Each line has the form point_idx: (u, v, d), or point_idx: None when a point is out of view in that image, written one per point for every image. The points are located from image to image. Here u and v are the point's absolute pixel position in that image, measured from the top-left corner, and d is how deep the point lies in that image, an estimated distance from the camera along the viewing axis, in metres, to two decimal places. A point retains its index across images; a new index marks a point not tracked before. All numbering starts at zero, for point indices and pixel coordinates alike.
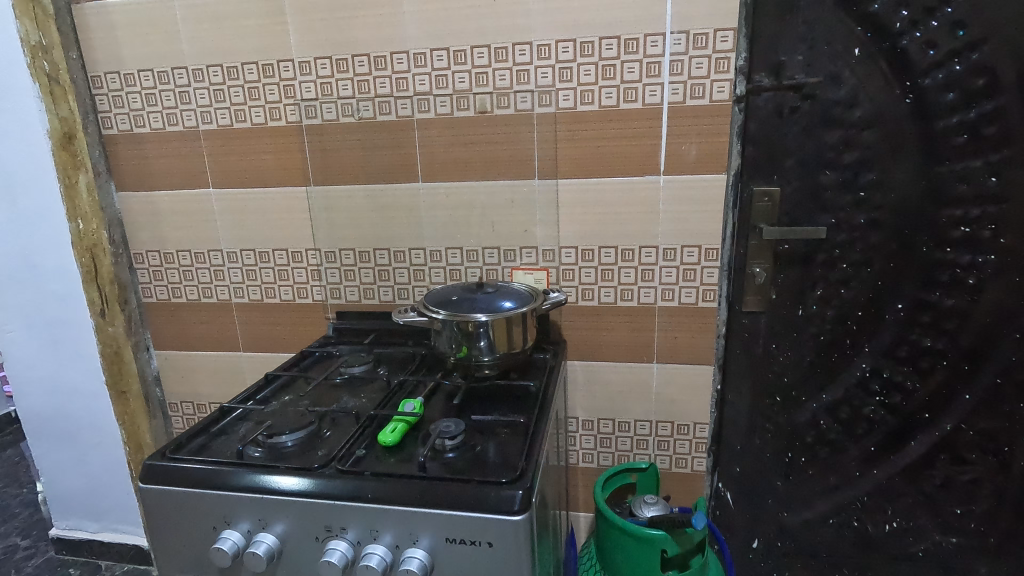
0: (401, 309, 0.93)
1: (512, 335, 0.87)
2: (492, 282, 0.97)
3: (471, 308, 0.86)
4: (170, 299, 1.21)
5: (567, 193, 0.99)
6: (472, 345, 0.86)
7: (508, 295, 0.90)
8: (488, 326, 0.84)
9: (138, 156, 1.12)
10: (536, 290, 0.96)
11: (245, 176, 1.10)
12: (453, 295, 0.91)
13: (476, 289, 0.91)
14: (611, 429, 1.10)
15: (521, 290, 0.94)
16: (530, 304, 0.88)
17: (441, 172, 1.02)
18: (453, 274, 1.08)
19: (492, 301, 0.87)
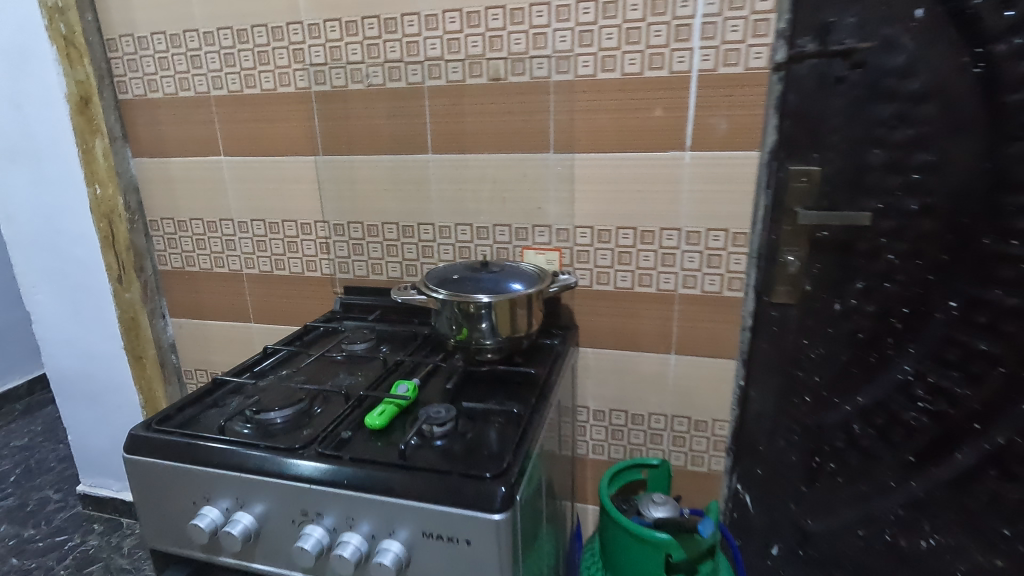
0: (402, 287, 0.88)
1: (517, 318, 0.81)
2: (499, 262, 0.91)
3: (474, 289, 0.81)
4: (184, 268, 1.20)
5: (584, 169, 0.93)
6: (474, 328, 0.81)
7: (515, 277, 0.85)
8: (491, 307, 0.79)
9: (152, 122, 1.11)
10: (547, 271, 0.90)
11: (255, 144, 1.07)
12: (455, 275, 0.86)
13: (480, 269, 0.86)
14: (624, 421, 1.04)
15: (531, 271, 0.88)
16: (538, 286, 0.82)
17: (452, 144, 0.97)
18: (462, 252, 1.03)
19: (496, 282, 0.82)
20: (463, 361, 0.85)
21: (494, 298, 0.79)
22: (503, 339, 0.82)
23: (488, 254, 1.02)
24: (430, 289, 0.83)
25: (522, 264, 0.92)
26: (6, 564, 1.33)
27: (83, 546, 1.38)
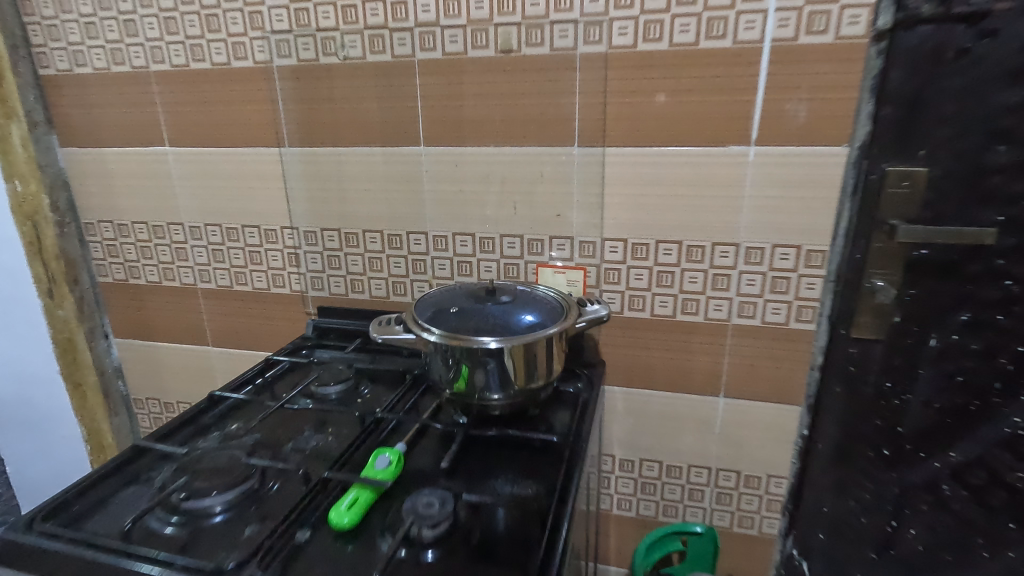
0: (383, 320, 0.69)
1: (533, 366, 0.62)
2: (509, 285, 0.72)
3: (477, 329, 0.62)
4: (127, 281, 1.01)
5: (616, 167, 0.73)
6: (477, 378, 0.62)
7: (530, 309, 0.66)
8: (501, 355, 0.60)
9: (78, 103, 0.90)
10: (570, 299, 0.71)
11: (206, 133, 0.87)
12: (452, 304, 0.67)
13: (485, 297, 0.67)
14: (657, 474, 0.86)
15: (549, 299, 0.69)
16: (562, 324, 0.64)
17: (449, 134, 0.77)
18: (461, 268, 0.84)
19: (507, 319, 0.63)
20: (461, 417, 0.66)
21: (504, 344, 0.60)
22: (514, 392, 0.63)
23: (493, 270, 0.82)
24: (420, 326, 0.64)
25: (537, 287, 0.73)
26: None
27: None
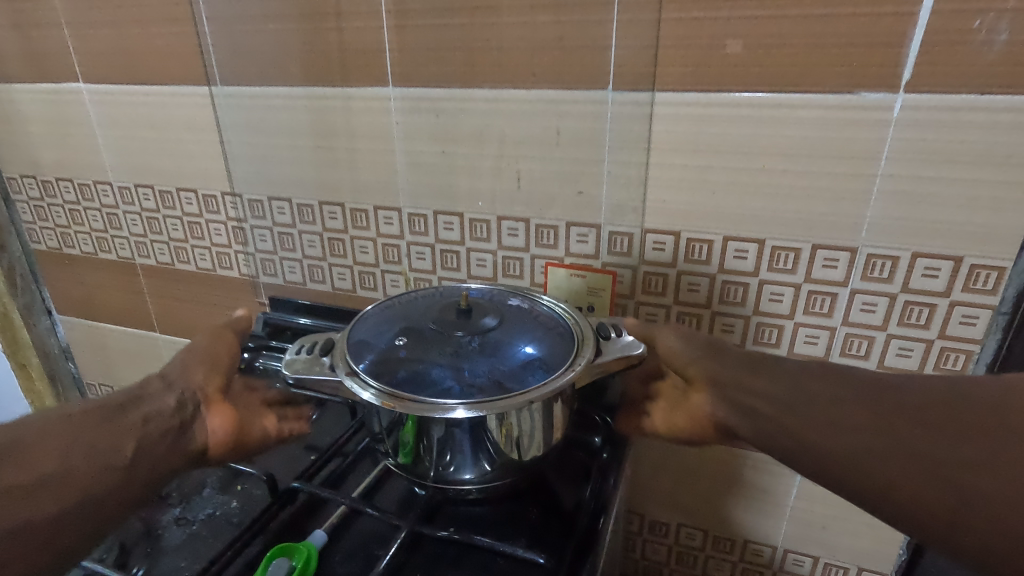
0: (301, 344, 0.46)
1: (523, 435, 0.41)
2: (495, 297, 0.49)
3: (438, 381, 0.40)
4: (61, 250, 0.84)
5: (670, 124, 0.49)
6: (435, 452, 0.41)
7: (523, 343, 0.43)
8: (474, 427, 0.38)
9: None
10: (586, 319, 0.48)
11: (123, 65, 0.66)
12: (406, 332, 0.44)
13: (456, 321, 0.44)
14: (700, 544, 0.65)
15: (555, 323, 0.46)
16: (573, 369, 0.41)
17: (428, 70, 0.53)
18: (445, 259, 0.62)
19: (486, 364, 0.40)
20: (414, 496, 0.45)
21: (481, 411, 0.37)
22: (492, 470, 0.42)
23: (488, 265, 0.60)
24: (351, 371, 0.41)
25: (537, 298, 0.50)
26: None
27: None
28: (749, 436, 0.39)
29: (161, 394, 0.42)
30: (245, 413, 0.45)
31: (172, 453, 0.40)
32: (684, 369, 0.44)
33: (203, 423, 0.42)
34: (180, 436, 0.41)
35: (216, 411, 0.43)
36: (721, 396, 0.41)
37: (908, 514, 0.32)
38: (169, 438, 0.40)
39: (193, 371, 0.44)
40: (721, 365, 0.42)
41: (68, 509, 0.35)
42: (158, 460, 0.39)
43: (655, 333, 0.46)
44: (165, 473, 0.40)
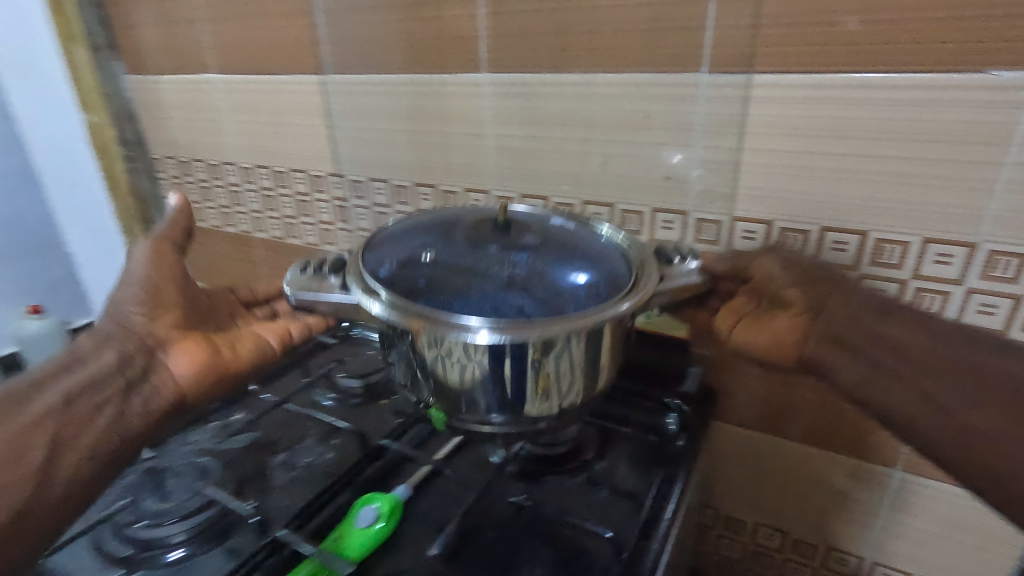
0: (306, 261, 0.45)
1: (567, 374, 0.38)
2: (538, 220, 0.46)
3: (464, 305, 0.38)
4: (193, 224, 0.94)
5: (767, 107, 0.47)
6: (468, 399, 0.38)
7: (559, 270, 0.40)
8: (495, 359, 0.36)
9: (132, 22, 0.81)
10: (634, 250, 0.44)
11: (248, 56, 0.73)
12: (437, 249, 0.42)
13: (492, 236, 0.42)
14: (778, 545, 0.63)
15: (602, 254, 0.43)
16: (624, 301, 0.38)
17: (520, 54, 0.55)
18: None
19: (516, 293, 0.38)
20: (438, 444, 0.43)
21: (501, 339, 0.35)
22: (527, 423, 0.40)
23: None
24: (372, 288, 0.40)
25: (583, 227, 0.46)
26: None
27: None
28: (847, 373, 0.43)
29: (133, 348, 0.44)
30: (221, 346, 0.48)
31: (158, 391, 0.44)
32: (783, 294, 0.46)
33: (176, 363, 0.45)
34: (161, 384, 0.45)
35: (186, 354, 0.46)
36: (821, 326, 0.44)
37: (968, 449, 0.37)
38: (155, 386, 0.44)
39: (138, 316, 0.45)
40: (835, 297, 0.44)
41: (79, 482, 0.39)
42: (88, 432, 0.40)
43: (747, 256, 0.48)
44: (110, 440, 0.41)
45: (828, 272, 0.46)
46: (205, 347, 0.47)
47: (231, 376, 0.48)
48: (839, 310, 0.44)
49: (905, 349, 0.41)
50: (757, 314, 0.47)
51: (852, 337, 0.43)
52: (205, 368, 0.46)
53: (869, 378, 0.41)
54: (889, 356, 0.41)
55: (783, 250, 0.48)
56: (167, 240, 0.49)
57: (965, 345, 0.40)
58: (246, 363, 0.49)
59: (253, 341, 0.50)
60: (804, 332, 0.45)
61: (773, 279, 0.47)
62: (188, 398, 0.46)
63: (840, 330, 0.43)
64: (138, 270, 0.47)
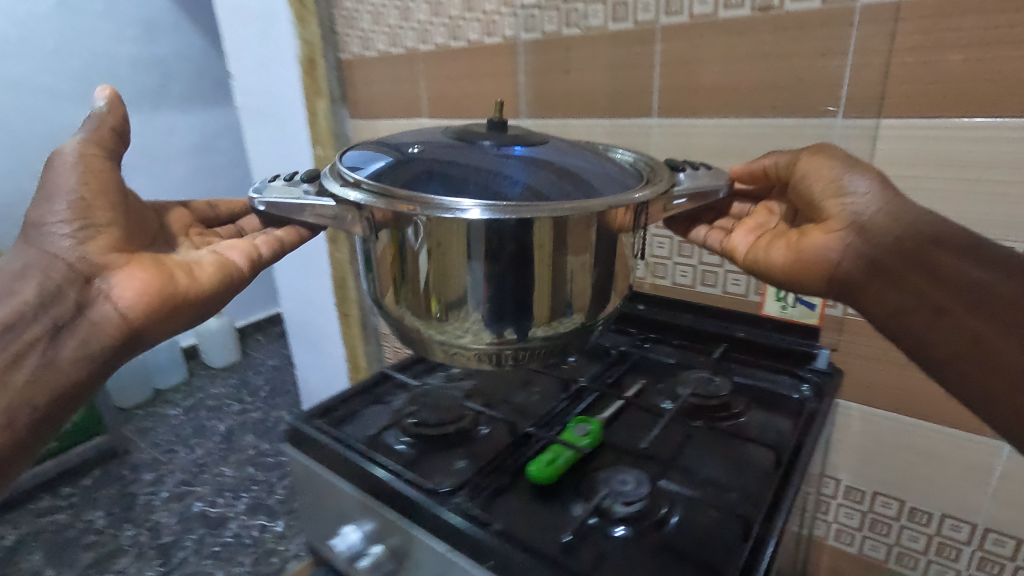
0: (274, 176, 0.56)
1: (568, 285, 0.46)
2: (519, 130, 0.53)
3: (445, 186, 0.44)
4: None
5: (891, 143, 0.61)
6: (465, 301, 0.46)
7: (539, 168, 0.47)
8: (491, 237, 0.43)
9: (366, 81, 1.08)
10: (652, 171, 0.54)
11: (456, 106, 0.96)
12: (424, 153, 0.49)
13: (488, 143, 0.48)
14: (894, 514, 0.73)
15: (583, 163, 0.49)
16: (641, 192, 0.47)
17: (686, 104, 0.72)
18: (704, 278, 0.77)
19: (492, 184, 0.44)
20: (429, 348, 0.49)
21: (493, 217, 0.41)
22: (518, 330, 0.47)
23: (742, 283, 0.75)
24: (369, 184, 0.46)
25: (572, 149, 0.54)
26: (246, 471, 1.62)
27: None
28: (876, 287, 0.54)
29: (65, 278, 0.50)
30: (177, 277, 0.55)
31: (100, 323, 0.51)
32: (827, 207, 0.56)
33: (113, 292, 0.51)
34: (104, 318, 0.51)
35: (135, 283, 0.51)
36: (848, 238, 0.55)
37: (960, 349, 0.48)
38: (94, 319, 0.51)
39: (69, 240, 0.50)
40: (864, 211, 0.54)
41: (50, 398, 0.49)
42: (73, 356, 0.50)
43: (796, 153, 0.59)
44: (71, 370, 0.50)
45: (869, 178, 0.54)
46: (160, 280, 0.53)
47: (189, 304, 0.55)
48: (866, 223, 0.54)
49: (910, 262, 0.51)
50: (790, 232, 0.61)
51: (871, 251, 0.54)
52: (160, 299, 0.53)
53: (878, 288, 0.54)
54: (900, 268, 0.52)
55: (825, 153, 0.57)
56: (94, 150, 0.52)
57: (972, 255, 0.49)
58: (204, 289, 0.56)
59: (213, 268, 0.57)
60: (830, 248, 0.56)
61: (809, 192, 0.57)
62: (136, 328, 0.52)
63: (863, 246, 0.54)
64: (69, 195, 0.50)
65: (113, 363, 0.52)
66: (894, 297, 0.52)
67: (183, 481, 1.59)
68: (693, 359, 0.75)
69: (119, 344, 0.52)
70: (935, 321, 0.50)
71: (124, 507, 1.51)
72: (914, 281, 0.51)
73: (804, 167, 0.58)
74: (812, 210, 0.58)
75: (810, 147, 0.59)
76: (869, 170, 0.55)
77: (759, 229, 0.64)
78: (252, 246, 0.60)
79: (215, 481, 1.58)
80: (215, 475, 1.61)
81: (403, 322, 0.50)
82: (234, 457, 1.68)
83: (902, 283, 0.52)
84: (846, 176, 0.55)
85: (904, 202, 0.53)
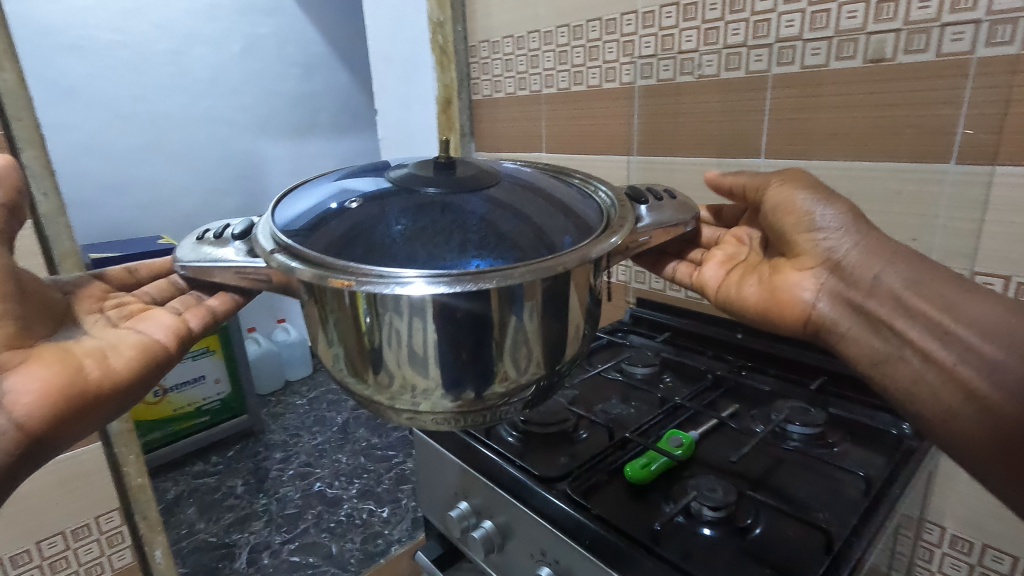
0: (199, 233, 0.61)
1: (524, 345, 0.46)
2: (469, 168, 0.55)
3: (388, 251, 0.45)
4: None
5: (1009, 190, 0.62)
6: (404, 346, 0.44)
7: (483, 224, 0.47)
8: (441, 312, 0.42)
9: (493, 119, 1.21)
10: (616, 208, 0.56)
11: (573, 142, 1.06)
12: (363, 206, 0.50)
13: (433, 194, 0.50)
14: (1006, 569, 0.70)
15: (554, 191, 0.57)
16: (610, 238, 0.49)
17: (795, 146, 0.77)
18: (636, 276, 1.02)
19: (433, 249, 0.45)
20: (379, 409, 0.49)
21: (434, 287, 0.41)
22: (472, 389, 0.46)
23: None
24: (301, 252, 0.46)
25: (535, 180, 0.59)
26: (358, 460, 1.80)
27: (402, 466, 1.77)
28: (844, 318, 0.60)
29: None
30: (86, 372, 0.52)
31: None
32: (808, 244, 0.62)
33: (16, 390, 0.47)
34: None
35: (35, 386, 0.48)
36: (816, 274, 0.62)
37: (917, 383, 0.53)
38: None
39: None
40: (834, 246, 0.60)
41: None
42: None
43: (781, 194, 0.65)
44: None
45: (837, 212, 0.61)
46: (63, 378, 0.50)
47: (100, 400, 0.53)
48: (835, 259, 0.60)
49: (872, 295, 0.57)
50: (762, 267, 0.69)
51: (838, 286, 0.60)
52: (66, 399, 0.50)
53: (841, 321, 0.60)
54: (861, 300, 0.58)
55: (792, 184, 0.64)
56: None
57: (937, 297, 0.54)
58: (120, 380, 0.54)
59: (132, 352, 0.56)
60: (796, 282, 0.63)
61: (782, 227, 0.65)
62: (46, 428, 0.49)
63: (829, 281, 0.61)
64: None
65: (13, 479, 0.47)
66: (854, 331, 0.59)
67: (306, 462, 1.81)
68: (790, 388, 0.77)
69: (18, 458, 0.47)
70: (894, 362, 0.55)
71: (259, 479, 1.74)
72: (876, 316, 0.57)
73: (775, 196, 0.65)
74: (784, 245, 0.65)
75: (779, 174, 0.67)
76: (839, 202, 0.61)
77: (730, 261, 0.73)
78: (179, 322, 0.60)
79: (332, 465, 1.78)
80: (332, 460, 1.80)
81: (349, 384, 0.50)
82: (349, 447, 1.87)
83: (860, 316, 0.58)
84: (814, 208, 0.62)
85: (873, 235, 0.60)
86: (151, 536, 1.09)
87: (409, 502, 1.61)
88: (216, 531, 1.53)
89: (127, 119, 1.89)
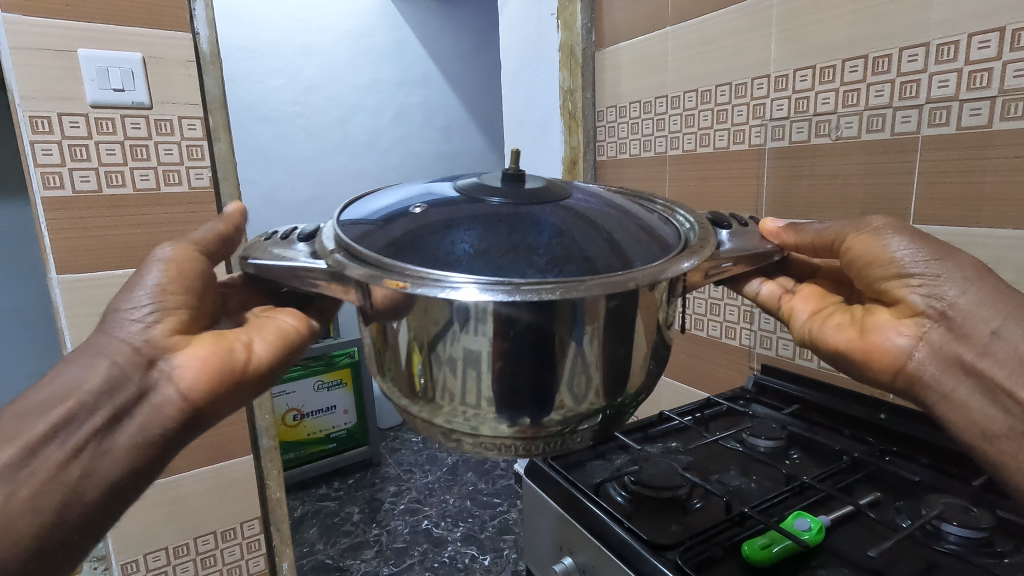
0: (267, 234, 0.61)
1: (582, 370, 0.46)
2: (537, 189, 0.56)
3: (450, 253, 0.47)
4: None
5: None
6: (457, 389, 0.46)
7: (550, 234, 0.49)
8: (496, 325, 0.43)
9: (617, 180, 1.24)
10: (695, 232, 0.56)
11: (698, 202, 1.05)
12: (429, 220, 0.51)
13: (491, 214, 0.51)
14: None
15: (631, 209, 0.58)
16: (684, 262, 0.48)
17: (952, 213, 0.71)
18: (729, 332, 1.04)
19: (492, 263, 0.46)
20: (434, 433, 0.50)
21: (484, 293, 0.42)
22: (528, 415, 0.46)
23: None
24: (358, 255, 0.48)
25: (611, 198, 0.61)
26: (465, 504, 1.83)
27: (506, 515, 1.78)
28: (949, 376, 0.54)
29: (128, 363, 0.50)
30: (237, 353, 0.55)
31: (162, 405, 0.50)
32: (907, 297, 0.56)
33: (176, 362, 0.52)
34: (165, 400, 0.51)
35: (191, 359, 0.52)
36: (915, 323, 0.56)
37: None
38: (156, 402, 0.50)
39: (141, 325, 0.52)
40: (934, 293, 0.54)
41: None
42: (150, 421, 0.50)
43: (843, 233, 0.60)
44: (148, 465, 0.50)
45: (930, 257, 0.54)
46: (217, 357, 0.53)
47: (250, 376, 0.55)
48: (938, 308, 0.54)
49: (983, 355, 0.51)
50: (855, 309, 0.63)
51: (944, 338, 0.54)
52: (221, 372, 0.53)
53: (943, 380, 0.54)
54: (970, 359, 0.52)
55: (875, 231, 0.57)
56: (189, 249, 0.58)
57: None
58: (267, 361, 0.57)
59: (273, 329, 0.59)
60: (890, 326, 0.57)
61: (866, 277, 0.59)
62: (201, 396, 0.52)
63: (933, 331, 0.54)
64: (153, 282, 0.53)
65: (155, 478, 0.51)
66: (961, 394, 0.53)
67: (416, 499, 1.88)
68: (948, 482, 0.68)
69: (182, 421, 0.51)
70: (1013, 444, 0.49)
71: (373, 510, 1.83)
72: (991, 382, 0.51)
73: (854, 245, 0.59)
74: (877, 292, 0.59)
75: (859, 220, 0.60)
76: (933, 247, 0.55)
77: (824, 297, 0.68)
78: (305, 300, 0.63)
79: (440, 506, 1.83)
80: (440, 501, 1.86)
81: (404, 408, 0.51)
82: (456, 489, 1.92)
83: (966, 380, 0.52)
84: (901, 253, 0.55)
85: (986, 281, 0.52)
86: (281, 548, 1.20)
87: (511, 553, 1.59)
88: (333, 553, 1.63)
89: (298, 176, 2.20)
